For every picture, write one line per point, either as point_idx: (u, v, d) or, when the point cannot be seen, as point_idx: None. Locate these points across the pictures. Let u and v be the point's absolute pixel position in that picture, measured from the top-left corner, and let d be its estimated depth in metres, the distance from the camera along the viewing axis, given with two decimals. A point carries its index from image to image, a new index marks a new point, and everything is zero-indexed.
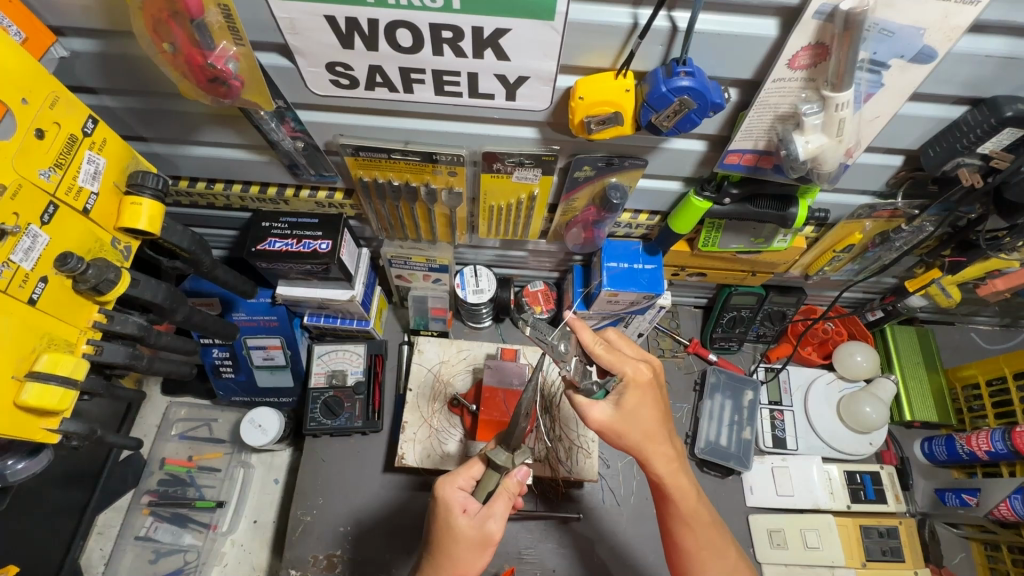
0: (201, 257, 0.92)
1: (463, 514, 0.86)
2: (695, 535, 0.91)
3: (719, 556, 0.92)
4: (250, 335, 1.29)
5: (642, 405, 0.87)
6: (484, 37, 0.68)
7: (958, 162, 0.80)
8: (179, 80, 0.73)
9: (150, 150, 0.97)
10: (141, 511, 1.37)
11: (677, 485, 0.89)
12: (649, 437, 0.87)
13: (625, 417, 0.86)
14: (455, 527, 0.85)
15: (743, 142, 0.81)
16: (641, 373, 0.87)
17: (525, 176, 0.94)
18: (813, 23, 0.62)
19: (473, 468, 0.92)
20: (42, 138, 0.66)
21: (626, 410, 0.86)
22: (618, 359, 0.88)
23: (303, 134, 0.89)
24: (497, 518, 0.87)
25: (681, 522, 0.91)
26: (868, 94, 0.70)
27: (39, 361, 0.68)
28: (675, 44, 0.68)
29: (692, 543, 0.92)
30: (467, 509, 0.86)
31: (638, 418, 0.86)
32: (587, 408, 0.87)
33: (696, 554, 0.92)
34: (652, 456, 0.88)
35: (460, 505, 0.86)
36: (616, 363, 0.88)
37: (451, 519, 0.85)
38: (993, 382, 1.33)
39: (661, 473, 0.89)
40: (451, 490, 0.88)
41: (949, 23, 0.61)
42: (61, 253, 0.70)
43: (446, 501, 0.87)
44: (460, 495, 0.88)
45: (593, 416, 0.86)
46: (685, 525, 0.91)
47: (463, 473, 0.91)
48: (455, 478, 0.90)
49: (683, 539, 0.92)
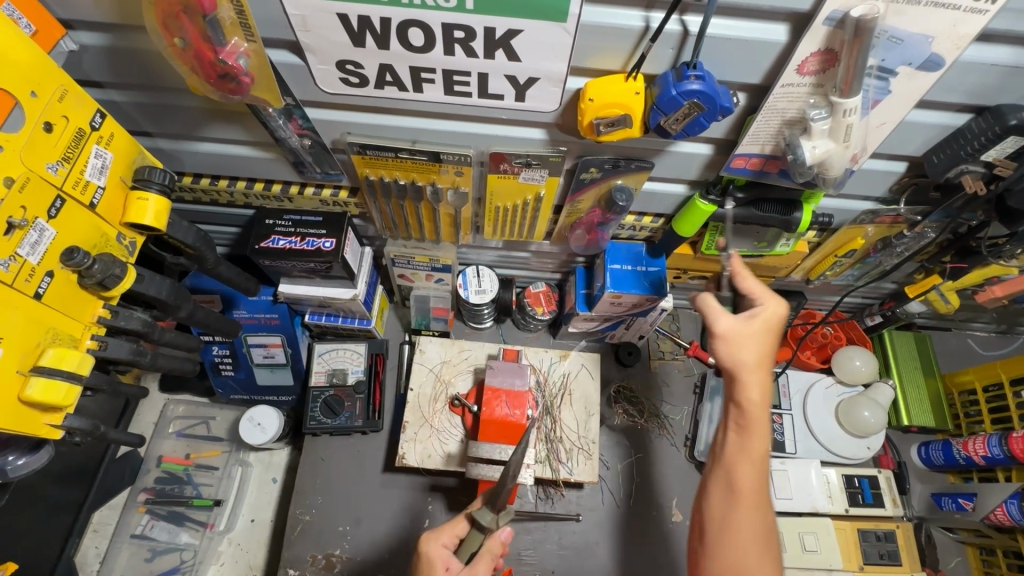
0: (205, 253, 0.92)
1: (444, 572, 0.86)
2: (752, 481, 0.82)
3: (765, 512, 0.81)
4: (251, 333, 1.29)
5: (767, 336, 0.84)
6: (496, 38, 0.68)
7: (962, 169, 0.81)
8: (188, 76, 0.73)
9: (155, 145, 0.96)
10: (137, 508, 1.36)
11: (756, 425, 0.83)
12: (758, 364, 0.83)
13: (748, 333, 0.83)
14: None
15: (750, 146, 0.81)
16: (776, 312, 0.84)
17: (531, 177, 0.94)
18: (823, 29, 0.63)
19: (458, 525, 0.92)
20: (50, 131, 0.66)
21: (755, 329, 0.84)
22: (766, 290, 0.86)
23: (310, 131, 0.89)
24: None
25: (743, 462, 0.83)
26: (875, 101, 0.71)
27: (44, 355, 0.68)
28: (685, 48, 0.69)
29: (742, 485, 0.82)
30: (450, 567, 0.87)
31: (751, 346, 0.83)
32: (712, 301, 0.86)
33: (739, 497, 0.82)
34: (743, 383, 0.83)
35: (443, 563, 0.87)
36: (762, 293, 0.86)
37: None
38: (990, 387, 1.34)
39: (753, 401, 0.83)
40: (435, 547, 0.89)
41: (957, 32, 0.62)
42: (67, 247, 0.69)
43: (429, 558, 0.88)
44: (444, 552, 0.89)
45: (722, 317, 0.84)
46: (743, 467, 0.82)
47: (449, 529, 0.92)
48: (441, 533, 0.91)
49: (740, 474, 0.82)
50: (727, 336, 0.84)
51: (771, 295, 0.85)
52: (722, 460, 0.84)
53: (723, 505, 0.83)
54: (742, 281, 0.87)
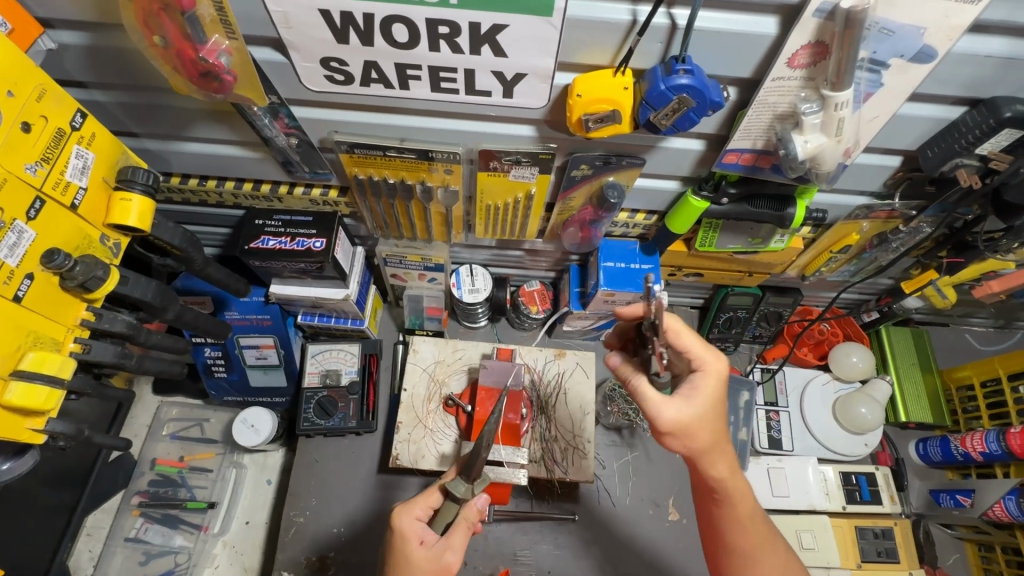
0: (192, 255, 0.90)
1: (419, 545, 0.86)
2: (750, 535, 0.88)
3: (773, 551, 0.89)
4: (243, 334, 1.28)
5: (717, 403, 0.82)
6: (481, 33, 0.67)
7: (956, 163, 0.80)
8: (170, 74, 0.72)
9: (141, 146, 0.95)
10: (131, 512, 1.34)
11: (736, 488, 0.86)
12: (715, 444, 0.83)
13: (699, 421, 0.81)
14: (412, 559, 0.85)
15: (742, 142, 0.80)
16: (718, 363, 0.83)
17: (522, 175, 0.93)
18: (813, 22, 0.62)
19: (432, 497, 0.91)
20: (28, 131, 0.65)
21: (702, 407, 0.81)
22: (701, 349, 0.84)
23: (297, 130, 0.88)
24: (455, 548, 0.87)
25: (736, 525, 0.88)
26: (867, 94, 0.70)
27: (24, 359, 0.67)
28: (674, 42, 0.68)
29: (742, 543, 0.89)
30: (425, 540, 0.87)
31: (711, 424, 0.82)
32: (659, 406, 0.81)
33: (747, 553, 0.89)
34: (711, 461, 0.84)
35: (416, 537, 0.87)
36: (698, 354, 0.84)
37: (408, 550, 0.86)
38: (988, 383, 1.33)
39: (723, 476, 0.85)
40: (408, 521, 0.88)
41: (949, 23, 0.61)
42: (47, 249, 0.68)
43: (402, 533, 0.87)
44: (417, 525, 0.88)
45: (666, 417, 0.81)
46: (737, 526, 0.88)
47: (422, 502, 0.90)
48: (413, 507, 0.89)
49: (732, 535, 0.89)
50: (677, 430, 0.81)
51: (710, 350, 0.84)
52: (723, 527, 0.90)
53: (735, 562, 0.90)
54: (679, 340, 0.84)
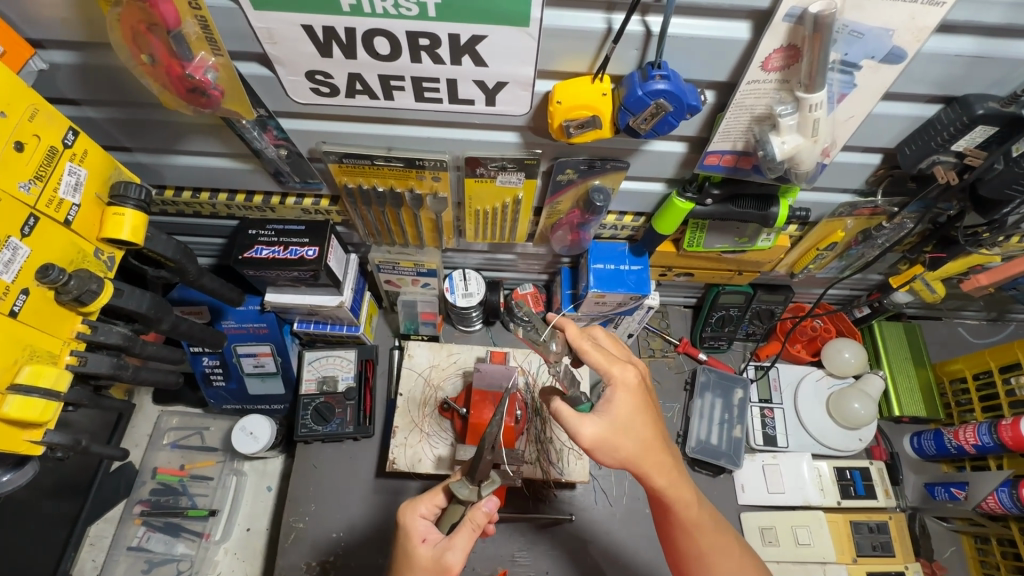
0: (186, 266, 0.92)
1: (421, 542, 0.88)
2: (701, 538, 0.89)
3: (728, 549, 0.90)
4: (240, 343, 1.30)
5: (635, 412, 0.83)
6: (461, 44, 0.69)
7: (934, 160, 0.81)
8: (159, 91, 0.74)
9: (134, 160, 0.97)
10: (133, 520, 1.36)
11: (678, 497, 0.86)
12: (644, 451, 0.83)
13: (619, 431, 0.82)
14: (411, 554, 0.87)
15: (722, 144, 0.82)
16: (628, 376, 0.84)
17: (509, 180, 0.94)
18: (783, 26, 0.63)
19: (436, 496, 0.92)
20: (20, 150, 0.66)
21: (618, 420, 0.82)
22: (608, 361, 0.85)
23: (286, 142, 0.90)
24: (458, 549, 0.85)
25: (683, 531, 0.89)
26: (841, 95, 0.71)
27: (21, 372, 0.68)
28: (650, 48, 0.69)
29: (692, 546, 0.90)
30: (427, 538, 0.88)
31: (634, 431, 0.82)
32: (576, 425, 0.81)
33: (700, 556, 0.90)
34: (649, 471, 0.84)
35: (419, 534, 0.88)
36: (605, 367, 0.85)
37: (409, 545, 0.88)
38: (980, 376, 1.34)
39: (662, 485, 0.85)
40: (411, 518, 0.90)
41: (917, 24, 0.62)
42: (42, 265, 0.70)
43: (405, 529, 0.90)
44: (421, 523, 0.90)
45: (583, 433, 0.81)
46: (685, 532, 0.89)
47: (427, 500, 0.91)
48: (420, 505, 0.91)
49: (681, 541, 0.90)
50: (599, 443, 0.82)
51: (618, 362, 0.85)
52: (678, 533, 0.90)
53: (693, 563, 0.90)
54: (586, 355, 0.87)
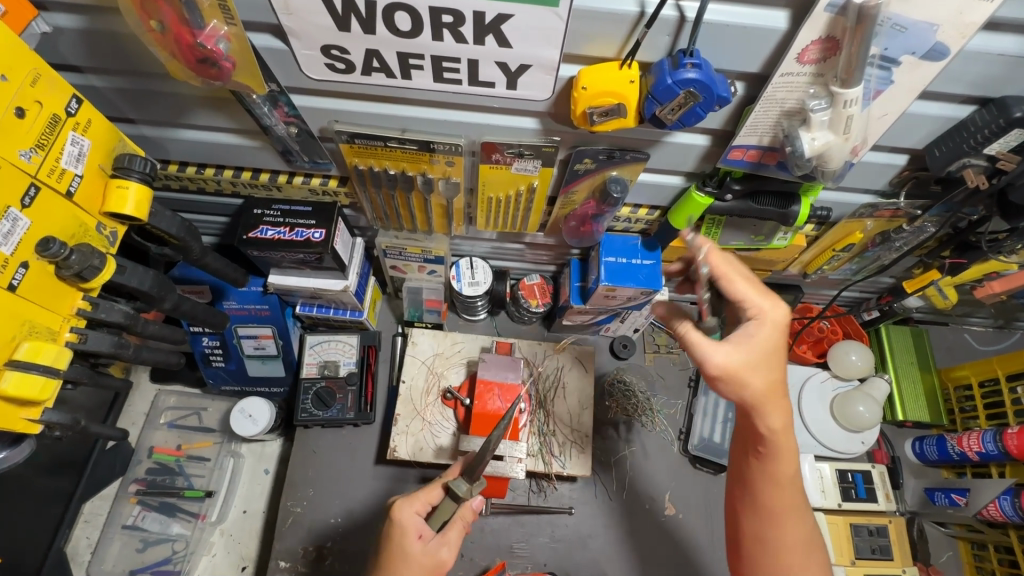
0: (190, 244, 0.90)
1: (416, 539, 0.85)
2: (782, 495, 0.82)
3: (800, 519, 0.83)
4: (241, 324, 1.27)
5: (778, 348, 0.77)
6: (486, 23, 0.66)
7: (964, 163, 0.79)
8: (168, 60, 0.71)
9: (138, 132, 0.94)
10: (128, 499, 1.35)
11: (782, 443, 0.79)
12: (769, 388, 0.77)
13: (754, 363, 0.76)
14: (407, 550, 0.84)
15: (749, 138, 0.79)
16: (778, 312, 0.78)
17: (525, 168, 0.92)
18: (824, 17, 0.60)
19: (432, 492, 0.90)
20: (22, 116, 0.63)
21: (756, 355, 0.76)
22: (755, 292, 0.79)
23: (296, 119, 0.87)
24: (451, 545, 0.86)
25: (765, 482, 0.82)
26: (877, 91, 0.69)
27: (20, 348, 0.66)
28: (682, 35, 0.66)
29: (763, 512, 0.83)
30: (422, 535, 0.86)
31: (763, 368, 0.76)
32: (706, 352, 0.76)
33: (773, 511, 0.82)
34: (766, 407, 0.78)
35: (415, 531, 0.86)
36: (752, 298, 0.79)
37: (404, 542, 0.85)
38: (986, 383, 1.34)
39: (773, 426, 0.78)
40: (407, 514, 0.87)
41: (964, 19, 0.60)
42: (42, 237, 0.67)
43: (399, 524, 0.87)
44: (416, 520, 0.87)
45: (714, 361, 0.76)
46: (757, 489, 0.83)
47: (422, 497, 0.89)
48: (415, 500, 0.89)
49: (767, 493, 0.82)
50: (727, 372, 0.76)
51: (768, 296, 0.79)
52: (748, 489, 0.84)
53: (756, 517, 0.84)
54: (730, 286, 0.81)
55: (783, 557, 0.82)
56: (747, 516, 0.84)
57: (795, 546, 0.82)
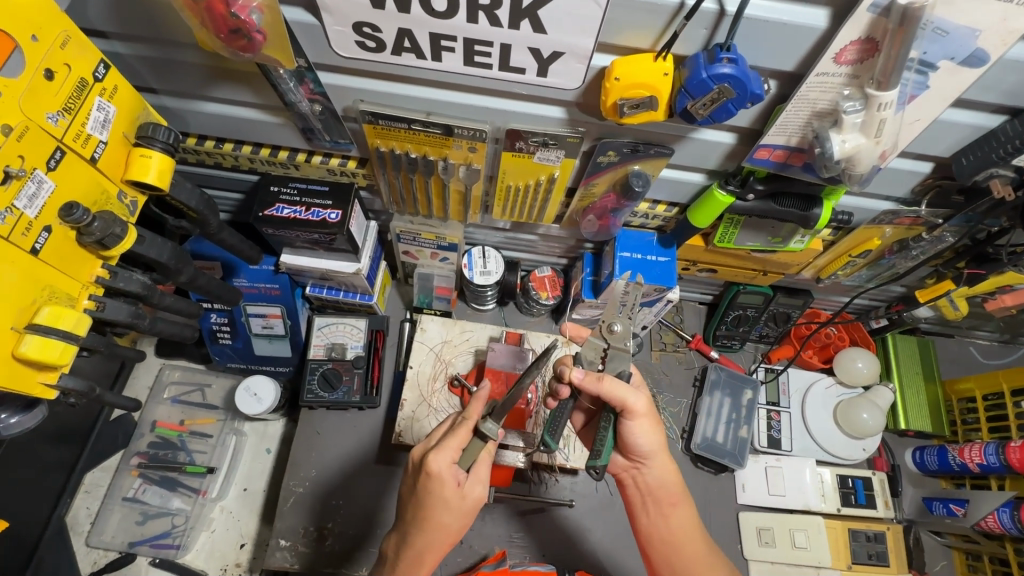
0: (207, 218, 0.89)
1: (455, 486, 0.84)
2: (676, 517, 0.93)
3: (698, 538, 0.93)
4: (251, 302, 1.27)
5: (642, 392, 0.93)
6: (523, 7, 0.65)
7: (991, 173, 0.79)
8: (198, 29, 0.70)
9: (159, 103, 0.93)
10: (129, 472, 1.35)
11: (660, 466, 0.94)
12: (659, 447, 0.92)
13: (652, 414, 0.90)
14: (445, 498, 0.83)
15: (776, 138, 0.79)
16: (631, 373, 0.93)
17: (547, 157, 0.91)
18: (867, 16, 0.60)
19: (463, 437, 0.84)
20: (51, 79, 0.63)
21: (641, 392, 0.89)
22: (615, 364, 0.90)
23: (321, 97, 0.86)
24: (484, 481, 0.88)
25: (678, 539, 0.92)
26: (912, 95, 0.68)
27: (39, 313, 0.65)
28: (720, 29, 0.66)
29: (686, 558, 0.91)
30: (461, 481, 0.85)
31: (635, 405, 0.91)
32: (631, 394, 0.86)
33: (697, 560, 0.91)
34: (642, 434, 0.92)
35: (453, 478, 0.83)
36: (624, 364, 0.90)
37: (444, 491, 0.83)
38: (989, 396, 1.34)
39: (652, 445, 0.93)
40: (444, 464, 0.83)
41: (1008, 26, 0.59)
42: (66, 203, 0.66)
43: (438, 475, 0.82)
44: (453, 468, 0.83)
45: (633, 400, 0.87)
46: (672, 546, 0.92)
47: (454, 444, 0.83)
48: (447, 449, 0.83)
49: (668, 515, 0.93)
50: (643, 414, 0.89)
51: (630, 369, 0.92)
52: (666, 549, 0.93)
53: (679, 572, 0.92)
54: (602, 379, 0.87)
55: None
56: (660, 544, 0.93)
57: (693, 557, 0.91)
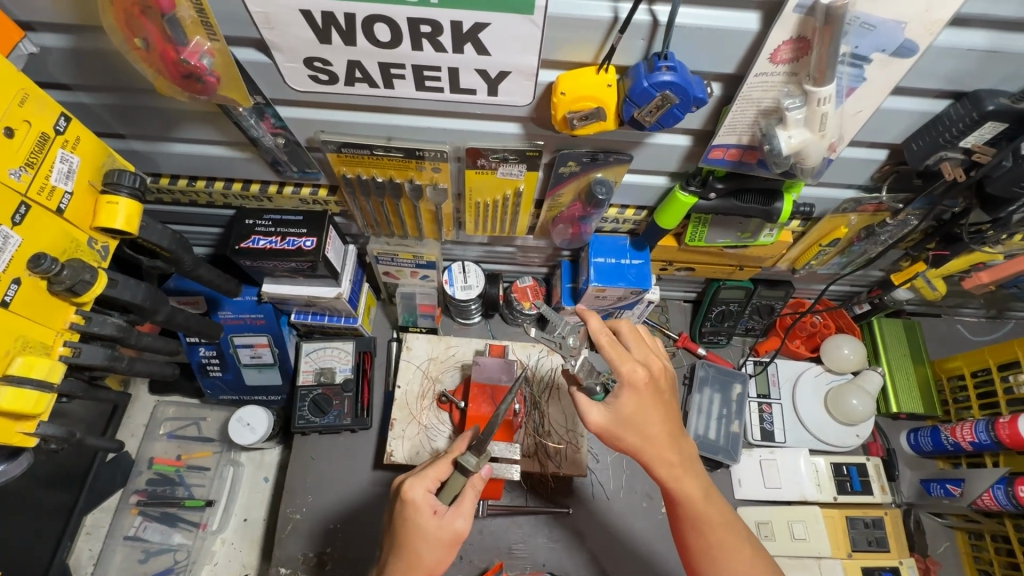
0: (182, 256, 0.91)
1: (432, 515, 0.85)
2: (696, 502, 0.87)
3: (728, 525, 0.87)
4: (237, 333, 1.28)
5: (640, 408, 0.86)
6: (463, 32, 0.67)
7: (941, 156, 0.80)
8: (154, 77, 0.72)
9: (128, 147, 0.95)
10: (130, 510, 1.35)
11: (659, 454, 0.87)
12: (648, 441, 0.87)
13: (624, 422, 0.87)
14: (423, 528, 0.84)
15: (727, 137, 0.80)
16: (636, 374, 0.86)
17: (510, 172, 0.93)
18: (794, 17, 0.62)
19: (440, 468, 0.88)
20: (11, 136, 0.65)
21: (624, 410, 0.86)
22: (618, 357, 0.87)
23: (283, 130, 0.88)
24: (467, 515, 0.86)
25: (694, 528, 0.87)
26: (850, 89, 0.70)
27: (13, 364, 0.68)
28: (656, 38, 0.68)
29: (699, 543, 0.87)
30: (438, 510, 0.85)
31: (634, 425, 0.87)
32: (586, 409, 0.88)
33: (701, 525, 0.87)
34: (625, 434, 0.87)
35: (429, 507, 0.85)
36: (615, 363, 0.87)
37: (420, 519, 0.84)
38: (978, 373, 1.34)
39: (643, 440, 0.87)
40: (420, 492, 0.86)
41: (930, 17, 0.61)
42: (34, 254, 0.68)
43: (413, 503, 0.85)
44: (429, 497, 0.86)
45: (589, 419, 0.88)
46: (695, 525, 0.87)
47: (431, 473, 0.87)
48: (424, 477, 0.87)
49: (683, 502, 0.87)
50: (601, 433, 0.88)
51: (627, 361, 0.86)
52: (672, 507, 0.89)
53: (689, 531, 0.88)
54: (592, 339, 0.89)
55: (719, 559, 0.86)
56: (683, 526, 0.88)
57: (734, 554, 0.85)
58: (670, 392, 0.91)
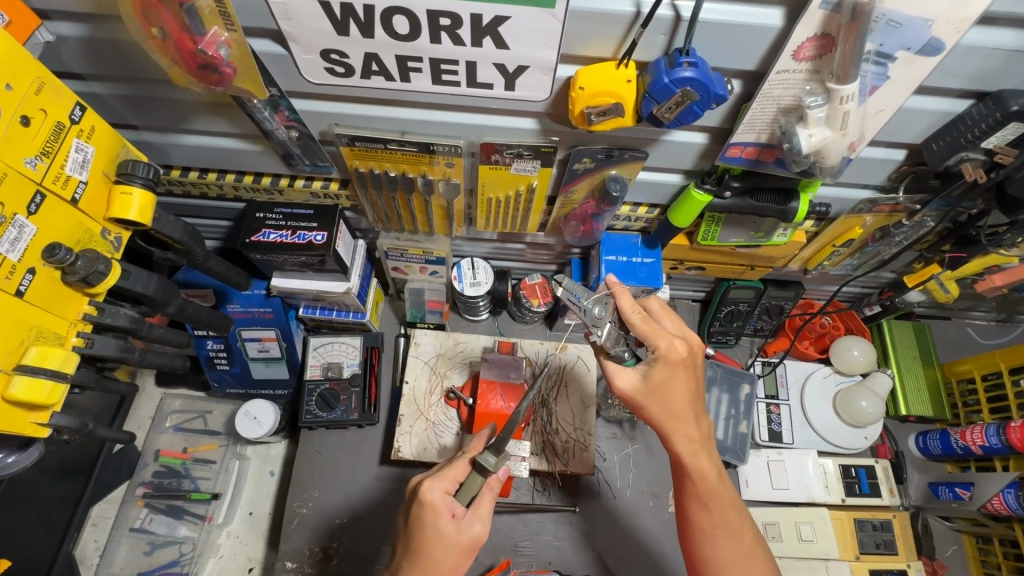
0: (193, 248, 0.90)
1: (450, 518, 0.84)
2: (709, 483, 0.87)
3: (731, 505, 0.88)
4: (245, 327, 1.28)
5: (671, 381, 0.85)
6: (483, 25, 0.66)
7: (961, 157, 0.80)
8: (169, 67, 0.72)
9: (140, 138, 0.95)
10: (136, 502, 1.35)
11: (681, 429, 0.86)
12: (669, 414, 0.85)
13: (650, 393, 0.86)
14: (442, 532, 0.83)
15: (745, 135, 0.79)
16: (673, 350, 0.85)
17: (524, 168, 0.92)
18: (820, 13, 0.61)
19: (458, 469, 0.89)
20: (27, 125, 0.65)
21: (653, 380, 0.85)
22: (653, 330, 0.86)
23: (297, 123, 0.88)
24: (484, 519, 0.86)
25: (698, 503, 0.88)
26: (873, 87, 0.69)
27: (27, 354, 0.67)
28: (678, 34, 0.67)
29: (703, 520, 0.88)
30: (456, 513, 0.85)
31: (662, 398, 0.85)
32: (612, 372, 0.89)
33: (705, 502, 0.87)
34: (650, 404, 0.86)
35: (448, 510, 0.84)
36: (650, 336, 0.86)
37: (439, 523, 0.83)
38: (988, 377, 1.33)
39: (666, 412, 0.86)
40: (438, 493, 0.85)
41: (958, 14, 0.60)
42: (48, 244, 0.68)
43: (432, 505, 0.84)
44: (448, 498, 0.85)
45: (618, 381, 0.88)
46: (700, 502, 0.88)
47: (450, 474, 0.87)
48: (443, 478, 0.87)
49: (697, 481, 0.87)
50: (625, 396, 0.88)
51: (664, 335, 0.85)
52: (683, 482, 0.89)
53: (693, 505, 0.89)
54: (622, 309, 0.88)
55: (714, 536, 0.88)
56: (688, 500, 0.89)
57: (727, 532, 0.88)
58: (701, 369, 0.89)
